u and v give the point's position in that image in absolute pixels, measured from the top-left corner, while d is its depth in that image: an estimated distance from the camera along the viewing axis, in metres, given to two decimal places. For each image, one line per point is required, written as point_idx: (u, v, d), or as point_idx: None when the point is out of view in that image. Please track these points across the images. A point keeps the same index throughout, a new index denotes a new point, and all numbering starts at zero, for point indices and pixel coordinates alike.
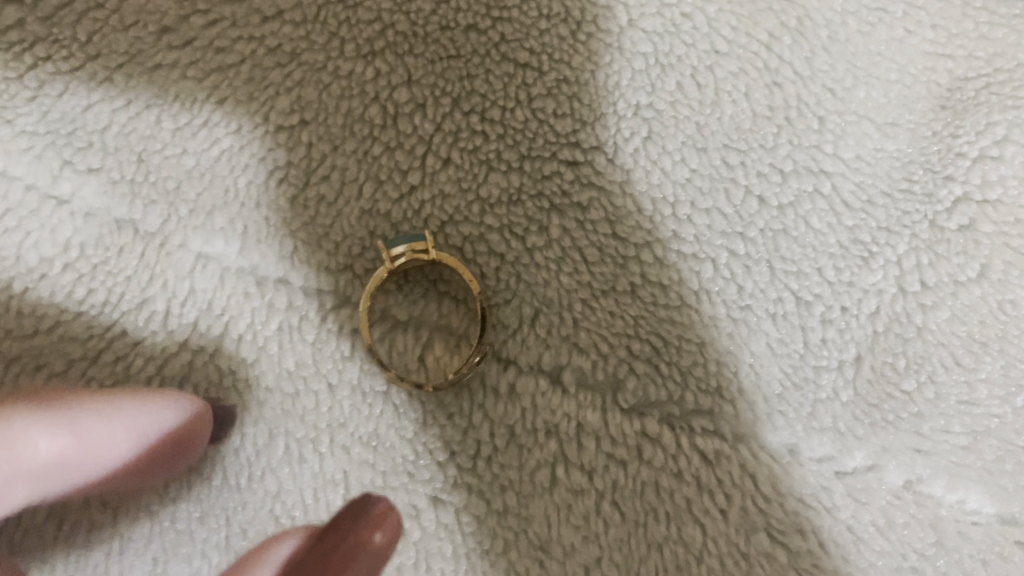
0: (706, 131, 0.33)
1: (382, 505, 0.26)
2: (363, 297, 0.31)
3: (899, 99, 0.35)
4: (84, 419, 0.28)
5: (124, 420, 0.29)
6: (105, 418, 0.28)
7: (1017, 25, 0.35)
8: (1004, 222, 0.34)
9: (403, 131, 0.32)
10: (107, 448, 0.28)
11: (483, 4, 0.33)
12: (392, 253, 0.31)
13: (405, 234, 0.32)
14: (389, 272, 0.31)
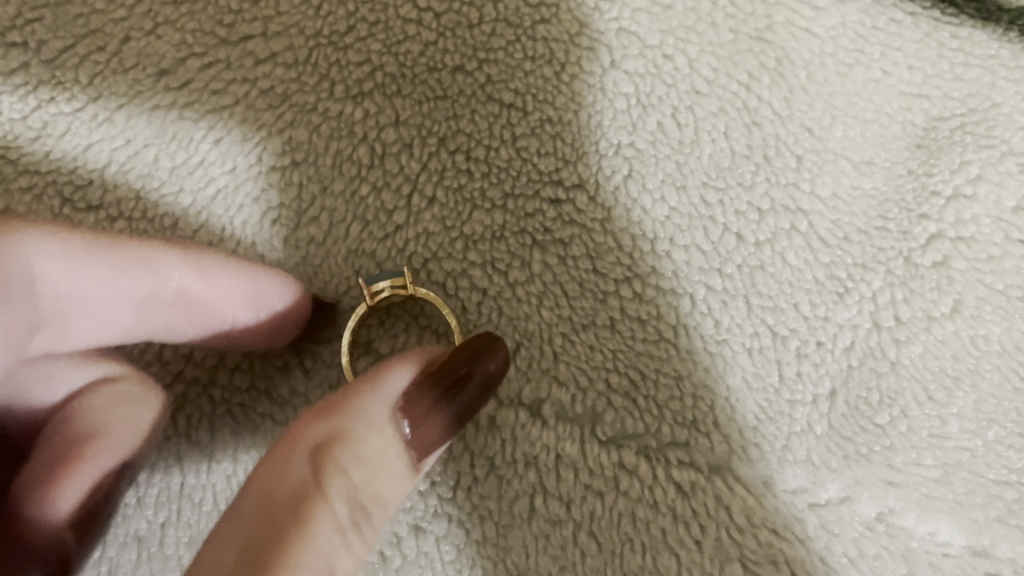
0: (685, 169, 0.34)
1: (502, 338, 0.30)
2: (346, 329, 0.32)
3: (876, 138, 0.36)
4: (212, 267, 0.31)
5: (245, 278, 0.31)
6: (228, 270, 0.31)
7: (992, 66, 0.37)
8: (977, 259, 0.35)
9: (390, 171, 0.33)
10: (224, 296, 0.31)
11: (470, 47, 0.34)
12: (374, 288, 0.31)
13: (383, 271, 0.33)
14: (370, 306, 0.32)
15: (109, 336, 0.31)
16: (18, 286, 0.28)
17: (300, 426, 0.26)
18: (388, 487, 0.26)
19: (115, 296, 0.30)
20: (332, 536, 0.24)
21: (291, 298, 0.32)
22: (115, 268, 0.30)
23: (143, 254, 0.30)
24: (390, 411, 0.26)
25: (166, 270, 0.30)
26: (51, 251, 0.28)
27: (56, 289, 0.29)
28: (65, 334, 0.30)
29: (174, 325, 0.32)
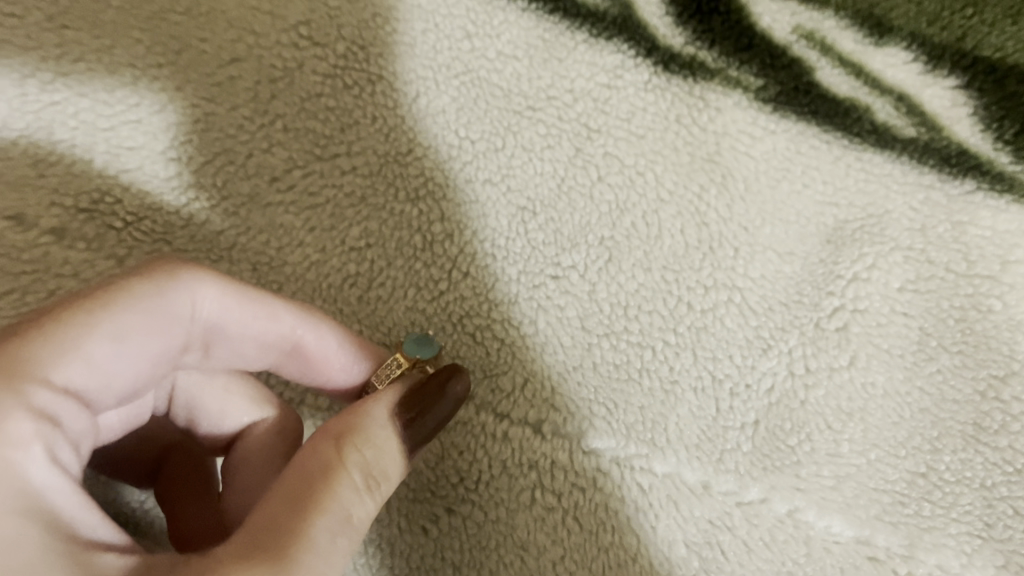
0: (650, 257, 0.47)
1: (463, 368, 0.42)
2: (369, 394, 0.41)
3: (797, 234, 0.49)
4: (325, 331, 0.41)
5: (343, 346, 0.42)
6: (336, 336, 0.42)
7: (886, 181, 0.51)
8: (869, 325, 0.47)
9: (437, 253, 0.46)
10: (330, 355, 0.41)
11: (495, 167, 0.48)
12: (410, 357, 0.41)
13: (427, 338, 0.42)
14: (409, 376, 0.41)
15: (239, 361, 0.42)
16: (178, 322, 0.37)
17: (327, 424, 0.36)
18: (387, 469, 0.35)
19: (245, 334, 0.40)
20: (353, 490, 0.33)
21: (374, 367, 0.43)
22: (252, 316, 0.40)
23: (273, 309, 0.40)
24: (383, 422, 0.36)
25: (289, 328, 0.40)
26: (206, 298, 0.38)
27: (207, 321, 0.38)
28: (209, 352, 0.40)
29: (286, 365, 0.42)
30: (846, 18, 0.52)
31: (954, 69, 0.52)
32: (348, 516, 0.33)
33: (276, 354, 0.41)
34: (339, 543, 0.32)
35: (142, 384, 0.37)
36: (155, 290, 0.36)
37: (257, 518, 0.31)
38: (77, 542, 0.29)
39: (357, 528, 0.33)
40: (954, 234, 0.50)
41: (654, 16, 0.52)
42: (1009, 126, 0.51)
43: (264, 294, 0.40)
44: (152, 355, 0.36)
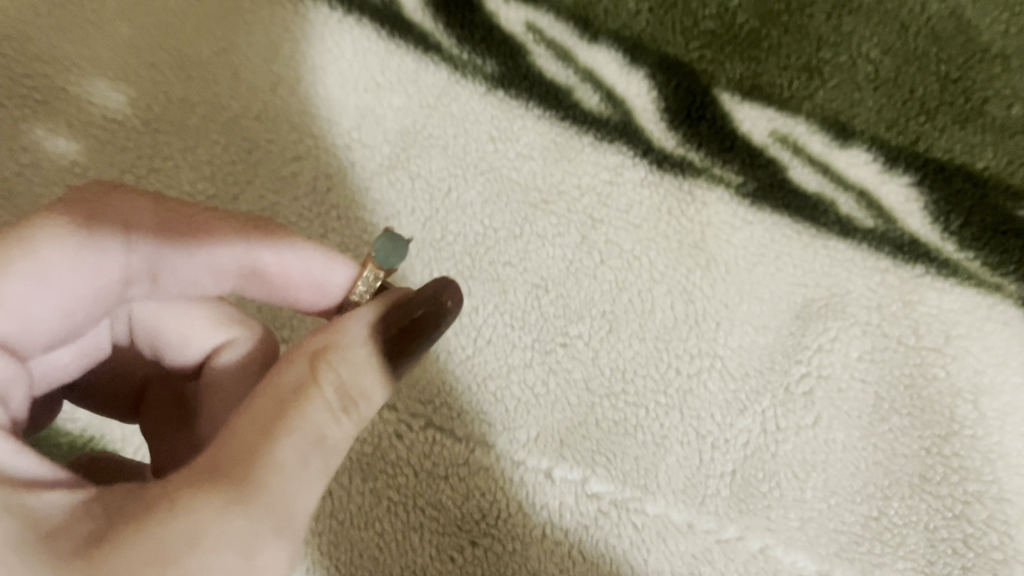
0: (645, 328, 0.56)
1: (451, 286, 0.43)
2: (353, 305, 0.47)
3: (770, 310, 0.58)
4: (281, 245, 0.48)
5: (306, 257, 0.48)
6: (293, 249, 0.48)
7: (848, 265, 0.59)
8: (831, 390, 0.56)
9: (466, 324, 0.56)
10: (289, 266, 0.48)
11: (514, 253, 0.58)
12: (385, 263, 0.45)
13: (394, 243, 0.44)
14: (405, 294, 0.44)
15: (194, 289, 0.49)
16: (111, 248, 0.45)
17: (310, 341, 0.40)
18: (366, 389, 0.39)
19: (191, 255, 0.47)
20: (324, 412, 0.37)
21: (343, 276, 0.48)
22: (191, 238, 0.46)
23: (212, 229, 0.47)
24: (362, 343, 0.40)
25: (234, 241, 0.47)
26: (134, 227, 0.45)
27: (143, 246, 0.46)
28: (160, 280, 0.48)
29: (250, 283, 0.49)
30: (815, 126, 0.61)
31: (908, 168, 0.61)
32: (323, 437, 0.37)
33: (236, 271, 0.48)
34: (312, 463, 0.36)
35: (75, 315, 0.45)
36: (82, 229, 0.44)
37: (232, 440, 0.35)
38: (16, 485, 0.35)
39: (332, 446, 0.37)
40: (904, 311, 0.58)
41: (650, 124, 0.61)
42: (953, 219, 0.60)
43: (200, 217, 0.47)
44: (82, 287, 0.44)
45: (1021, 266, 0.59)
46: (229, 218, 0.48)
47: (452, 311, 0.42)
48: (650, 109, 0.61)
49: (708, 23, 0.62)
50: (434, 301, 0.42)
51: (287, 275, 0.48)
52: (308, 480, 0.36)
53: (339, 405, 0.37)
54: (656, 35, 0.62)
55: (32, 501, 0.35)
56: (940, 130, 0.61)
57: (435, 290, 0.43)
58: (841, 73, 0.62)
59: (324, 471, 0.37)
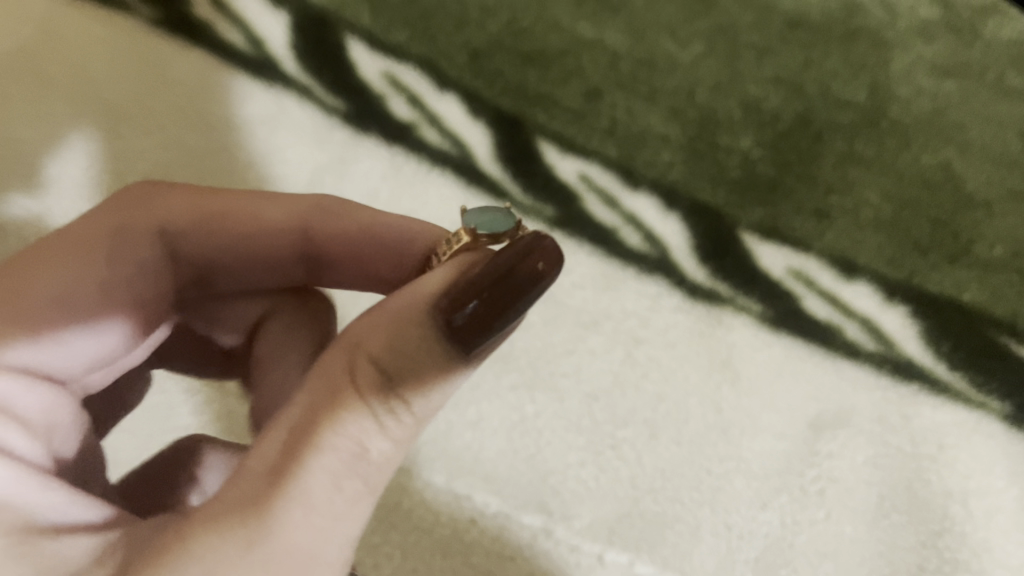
0: (680, 434, 0.68)
1: (545, 246, 0.39)
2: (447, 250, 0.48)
3: (787, 420, 0.68)
4: (318, 207, 0.57)
5: (351, 221, 0.57)
6: (336, 215, 0.57)
7: (854, 380, 0.69)
8: (839, 490, 0.67)
9: (530, 428, 0.68)
10: (334, 225, 0.57)
11: (567, 368, 0.69)
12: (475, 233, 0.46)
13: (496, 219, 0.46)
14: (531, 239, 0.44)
15: (242, 270, 0.59)
16: (144, 244, 0.55)
17: (367, 324, 0.41)
18: (415, 390, 0.40)
19: (229, 234, 0.56)
20: (366, 422, 0.40)
21: (392, 235, 0.56)
22: (223, 215, 0.56)
23: (243, 204, 0.56)
24: (417, 327, 0.40)
25: (267, 210, 0.57)
26: (168, 223, 0.55)
27: (178, 233, 0.56)
28: (212, 264, 0.58)
29: (299, 250, 0.57)
30: (824, 262, 0.72)
31: (904, 299, 0.71)
32: (363, 451, 0.40)
33: (282, 238, 0.57)
34: (349, 480, 0.40)
35: (127, 323, 0.55)
36: (115, 234, 0.54)
37: (262, 464, 0.40)
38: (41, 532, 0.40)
39: (366, 465, 0.41)
40: (903, 423, 0.68)
41: (683, 259, 0.72)
42: (943, 344, 0.70)
43: (229, 198, 0.56)
44: (124, 290, 0.54)
45: (1002, 386, 0.69)
46: (278, 199, 0.57)
47: (542, 277, 0.39)
48: (684, 248, 0.72)
49: (734, 171, 0.75)
50: (512, 275, 0.39)
51: (348, 242, 0.57)
52: (337, 505, 0.40)
53: (376, 417, 0.40)
54: (690, 184, 0.74)
55: (55, 548, 0.40)
56: (932, 266, 0.72)
57: (512, 257, 0.39)
58: (847, 216, 0.73)
59: (360, 487, 0.41)
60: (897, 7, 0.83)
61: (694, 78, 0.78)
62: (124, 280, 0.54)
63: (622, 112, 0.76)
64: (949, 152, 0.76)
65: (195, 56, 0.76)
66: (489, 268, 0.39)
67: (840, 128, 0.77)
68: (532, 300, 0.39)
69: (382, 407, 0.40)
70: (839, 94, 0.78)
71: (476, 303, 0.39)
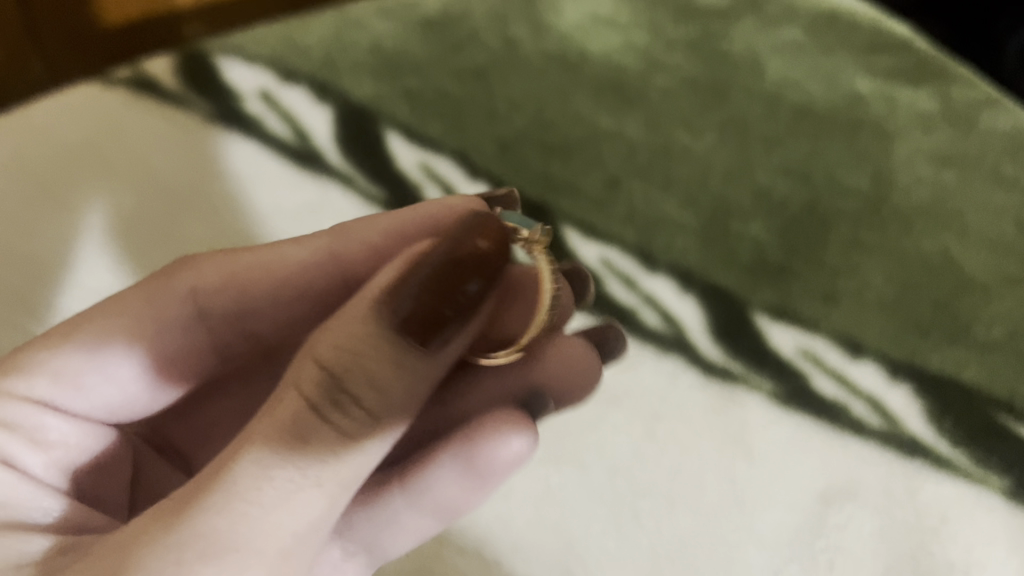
0: (698, 505, 0.71)
1: (477, 229, 0.47)
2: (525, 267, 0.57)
3: (798, 492, 0.72)
4: (347, 228, 0.65)
5: (381, 225, 0.65)
6: (367, 223, 0.65)
7: (861, 457, 0.73)
8: (849, 559, 0.70)
9: (558, 498, 0.71)
10: (365, 229, 0.65)
11: (592, 443, 0.74)
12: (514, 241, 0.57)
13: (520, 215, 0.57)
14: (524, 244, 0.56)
15: (280, 311, 0.65)
16: (177, 302, 0.62)
17: (322, 326, 0.45)
18: (357, 377, 0.43)
19: (262, 276, 0.64)
20: (308, 415, 0.42)
21: (425, 213, 0.65)
22: (252, 264, 0.65)
23: (270, 252, 0.65)
24: (359, 311, 0.44)
25: (297, 249, 0.65)
26: (201, 283, 0.63)
27: (207, 290, 0.63)
28: (247, 311, 0.65)
29: (334, 266, 0.65)
30: (832, 342, 0.77)
31: (909, 378, 0.75)
32: (303, 440, 0.42)
33: (316, 261, 0.64)
34: (278, 473, 0.41)
35: (152, 362, 0.62)
36: (149, 296, 0.62)
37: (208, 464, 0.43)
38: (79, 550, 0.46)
39: (305, 459, 0.42)
40: (908, 497, 0.72)
41: (700, 340, 0.77)
42: (945, 421, 0.74)
43: (258, 253, 0.65)
44: (153, 334, 0.61)
45: (1001, 462, 0.72)
46: (304, 241, 0.65)
47: (483, 251, 0.47)
48: (699, 330, 0.77)
49: (745, 257, 0.81)
50: (458, 255, 0.46)
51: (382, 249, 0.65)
52: (264, 497, 0.41)
53: (326, 412, 0.42)
54: (704, 268, 0.80)
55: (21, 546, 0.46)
56: (933, 346, 0.76)
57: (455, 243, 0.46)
58: (852, 299, 0.78)
59: (291, 476, 0.42)
60: (897, 101, 0.87)
61: (706, 168, 0.85)
62: (157, 331, 0.61)
63: (640, 201, 0.83)
64: (947, 239, 0.81)
65: (213, 134, 0.83)
66: (432, 258, 0.45)
67: (847, 215, 0.82)
68: (482, 276, 0.47)
69: (335, 409, 0.42)
70: (843, 184, 0.84)
71: (430, 288, 0.44)
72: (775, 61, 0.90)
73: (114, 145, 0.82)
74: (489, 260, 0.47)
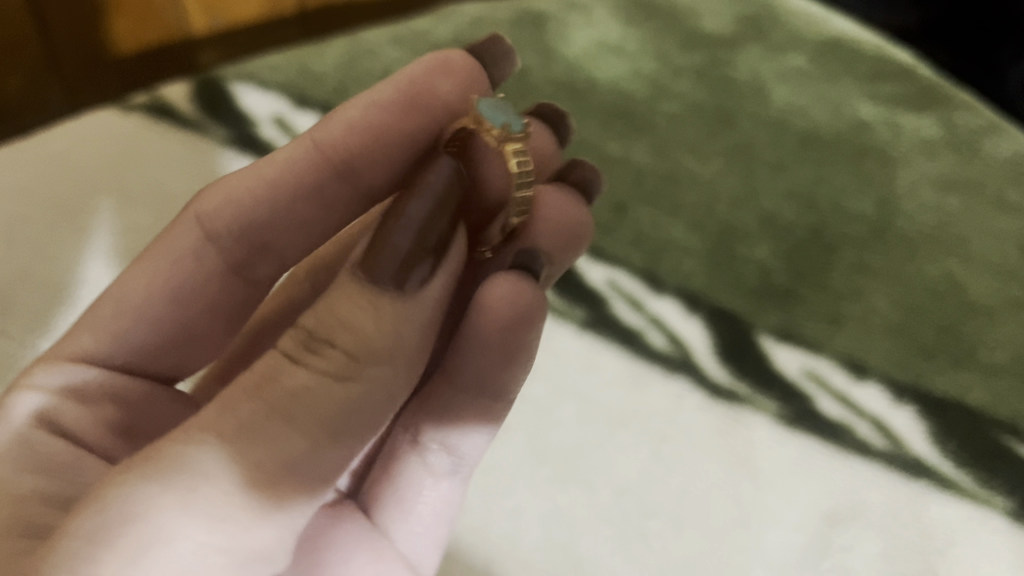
0: (705, 523, 0.70)
1: (438, 178, 0.46)
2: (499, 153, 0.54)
3: (805, 513, 0.70)
4: (337, 115, 0.61)
5: (369, 100, 0.60)
6: (358, 102, 0.60)
7: (868, 478, 0.72)
8: None
9: (563, 515, 0.70)
10: (356, 107, 0.60)
11: (596, 461, 0.73)
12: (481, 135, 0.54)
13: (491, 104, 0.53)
14: (498, 155, 0.54)
15: (287, 219, 0.62)
16: (184, 238, 0.62)
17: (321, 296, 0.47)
18: (338, 329, 0.44)
19: (256, 189, 0.61)
20: (295, 369, 0.44)
21: (418, 75, 0.59)
22: (245, 179, 0.61)
23: (261, 166, 0.62)
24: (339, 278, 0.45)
25: (289, 152, 0.61)
26: (204, 211, 0.62)
27: (210, 212, 0.62)
28: (253, 231, 0.62)
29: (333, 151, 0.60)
30: (836, 363, 0.77)
31: (913, 402, 0.75)
32: (277, 380, 0.44)
33: (307, 157, 0.60)
34: (253, 407, 0.44)
35: (169, 304, 0.62)
36: (158, 244, 0.63)
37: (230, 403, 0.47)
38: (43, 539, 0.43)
39: (278, 398, 0.44)
40: (913, 517, 0.70)
41: (705, 361, 0.78)
42: (950, 442, 0.73)
43: (251, 171, 0.62)
44: (164, 275, 0.62)
45: (1005, 484, 0.71)
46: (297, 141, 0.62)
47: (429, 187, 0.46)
48: (706, 352, 0.78)
49: (751, 281, 0.82)
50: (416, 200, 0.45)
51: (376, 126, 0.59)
52: (237, 425, 0.43)
53: (300, 357, 0.44)
54: (711, 290, 0.82)
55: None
56: (938, 370, 0.77)
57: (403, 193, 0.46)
58: (857, 322, 0.79)
59: (257, 410, 0.44)
60: (899, 126, 0.93)
61: (712, 194, 0.88)
62: (171, 272, 0.62)
63: (647, 226, 0.85)
64: (952, 263, 0.83)
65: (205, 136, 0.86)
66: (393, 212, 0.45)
67: (852, 238, 0.85)
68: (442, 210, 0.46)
69: (314, 354, 0.44)
70: (846, 210, 0.87)
71: (381, 233, 0.44)
72: (780, 89, 0.97)
73: (104, 149, 0.83)
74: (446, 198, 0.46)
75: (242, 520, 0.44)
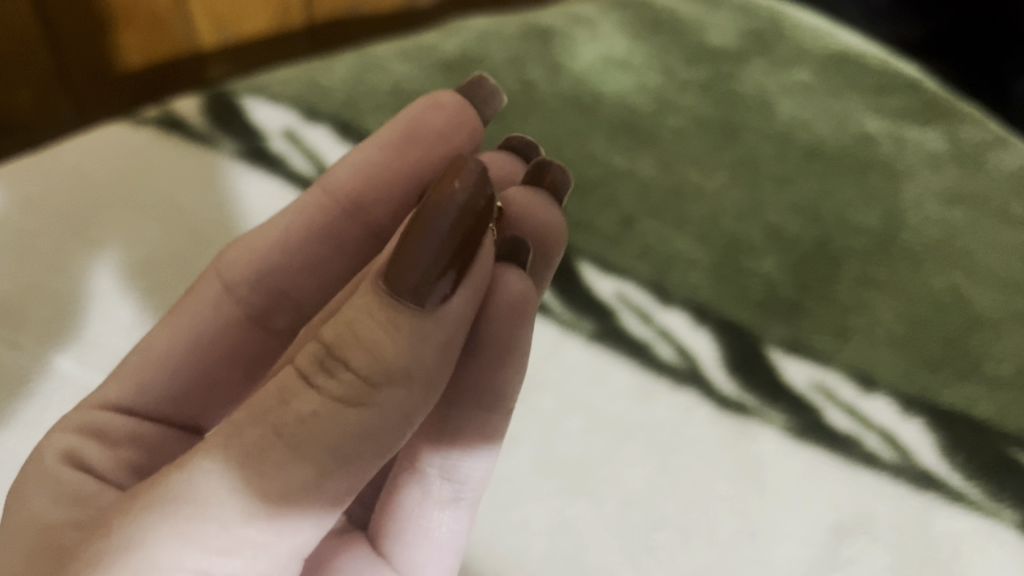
0: (712, 533, 0.69)
1: (457, 175, 0.45)
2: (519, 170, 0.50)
3: (812, 524, 0.70)
4: (350, 165, 0.66)
5: (378, 146, 0.65)
6: (369, 154, 0.66)
7: (875, 490, 0.71)
8: None
9: (569, 526, 0.69)
10: (362, 159, 0.66)
11: (605, 471, 0.73)
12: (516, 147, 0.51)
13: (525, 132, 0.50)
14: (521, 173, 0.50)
15: (304, 263, 0.66)
16: (204, 290, 0.65)
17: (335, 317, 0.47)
18: (355, 346, 0.44)
19: (277, 237, 0.66)
20: (307, 395, 0.44)
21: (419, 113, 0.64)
22: (266, 232, 0.66)
23: (279, 217, 0.67)
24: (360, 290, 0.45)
25: (302, 201, 0.66)
26: (224, 263, 0.66)
27: (230, 262, 0.66)
28: (274, 275, 0.66)
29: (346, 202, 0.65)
30: (844, 376, 0.77)
31: (921, 415, 0.75)
32: (287, 407, 0.44)
33: (319, 203, 0.66)
34: (259, 434, 0.44)
35: (185, 340, 0.64)
36: (180, 304, 0.65)
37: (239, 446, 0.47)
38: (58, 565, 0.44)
39: (287, 418, 0.44)
40: (922, 531, 0.69)
41: (714, 372, 0.78)
42: (958, 455, 0.73)
43: (269, 225, 0.67)
44: (187, 323, 0.64)
45: (1014, 497, 0.70)
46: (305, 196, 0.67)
47: (460, 190, 0.44)
48: (715, 365, 0.78)
49: (757, 294, 0.83)
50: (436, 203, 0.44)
51: (379, 175, 0.65)
52: (241, 454, 0.43)
53: (313, 380, 0.45)
54: (719, 302, 0.82)
55: None
56: (944, 382, 0.77)
57: (430, 188, 0.45)
58: (864, 335, 0.80)
59: (260, 438, 0.43)
60: (904, 140, 0.94)
61: (718, 207, 0.89)
62: (193, 321, 0.64)
63: (652, 240, 0.86)
64: (957, 277, 0.83)
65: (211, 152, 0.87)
66: (414, 219, 0.44)
67: (858, 252, 0.85)
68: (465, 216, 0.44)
69: (326, 375, 0.44)
70: (853, 224, 0.87)
71: (405, 247, 0.43)
72: (786, 102, 0.98)
73: (113, 168, 0.84)
74: (468, 203, 0.44)
75: (248, 543, 0.44)
